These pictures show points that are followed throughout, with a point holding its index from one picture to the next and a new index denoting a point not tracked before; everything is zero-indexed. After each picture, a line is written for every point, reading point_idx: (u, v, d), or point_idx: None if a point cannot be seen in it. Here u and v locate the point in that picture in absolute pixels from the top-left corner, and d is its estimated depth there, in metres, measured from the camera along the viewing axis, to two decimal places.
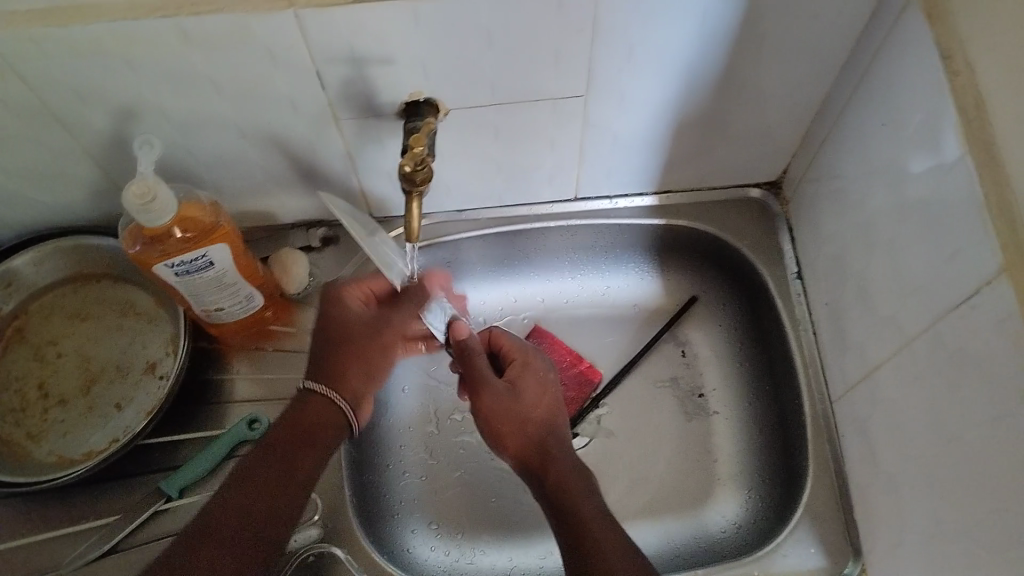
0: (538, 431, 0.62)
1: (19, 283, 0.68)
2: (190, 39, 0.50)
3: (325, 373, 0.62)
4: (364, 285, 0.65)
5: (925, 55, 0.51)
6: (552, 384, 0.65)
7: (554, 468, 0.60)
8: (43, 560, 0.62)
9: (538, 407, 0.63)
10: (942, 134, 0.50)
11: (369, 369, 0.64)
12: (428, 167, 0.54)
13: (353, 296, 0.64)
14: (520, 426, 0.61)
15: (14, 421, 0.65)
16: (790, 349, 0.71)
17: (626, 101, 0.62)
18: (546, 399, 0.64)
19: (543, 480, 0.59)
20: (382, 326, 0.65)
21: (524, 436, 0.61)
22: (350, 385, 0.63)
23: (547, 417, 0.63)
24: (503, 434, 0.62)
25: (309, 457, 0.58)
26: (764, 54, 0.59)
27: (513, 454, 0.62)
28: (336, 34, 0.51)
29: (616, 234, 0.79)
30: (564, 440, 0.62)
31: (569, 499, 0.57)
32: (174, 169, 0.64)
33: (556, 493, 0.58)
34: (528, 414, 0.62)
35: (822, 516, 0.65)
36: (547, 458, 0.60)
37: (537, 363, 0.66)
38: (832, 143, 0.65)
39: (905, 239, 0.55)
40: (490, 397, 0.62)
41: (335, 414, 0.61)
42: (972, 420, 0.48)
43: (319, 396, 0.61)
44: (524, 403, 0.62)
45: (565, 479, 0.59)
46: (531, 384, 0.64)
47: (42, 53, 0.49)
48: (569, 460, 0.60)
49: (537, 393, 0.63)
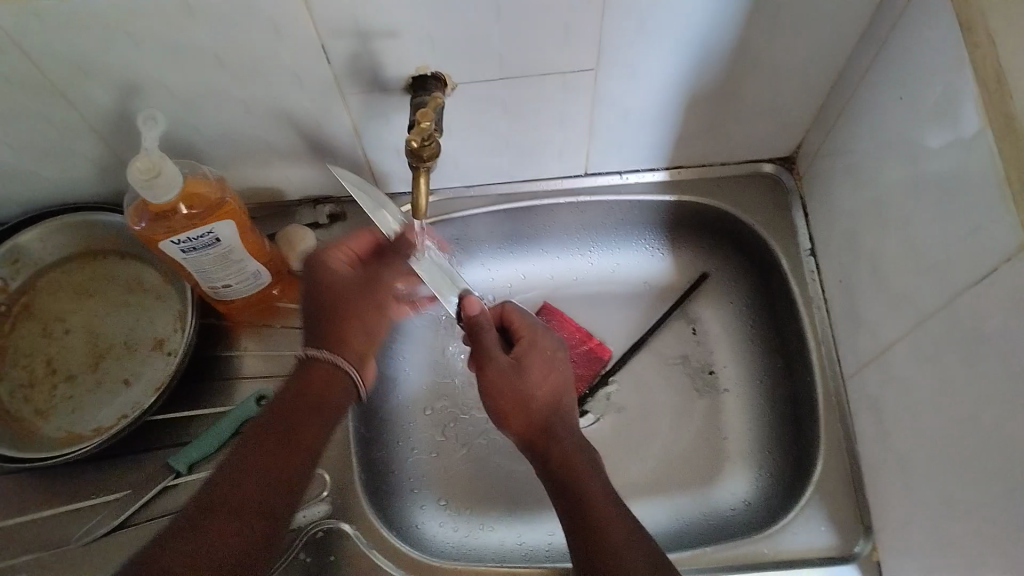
0: (542, 412, 0.61)
1: (25, 258, 0.68)
2: (191, 12, 0.49)
3: (325, 339, 0.61)
4: (343, 247, 0.65)
5: (944, 27, 0.49)
6: (559, 363, 0.64)
7: (558, 447, 0.60)
8: (52, 536, 0.62)
9: (542, 388, 0.62)
10: (961, 109, 0.48)
11: (365, 328, 0.64)
12: (436, 142, 0.53)
13: (337, 259, 0.64)
14: (523, 405, 0.61)
15: (23, 397, 0.66)
16: (802, 326, 0.71)
17: (637, 74, 0.61)
18: (551, 379, 0.62)
19: (549, 462, 0.59)
20: (372, 282, 0.65)
21: (528, 416, 0.61)
22: (351, 348, 0.63)
23: (552, 398, 0.62)
24: (508, 413, 0.61)
25: (317, 422, 0.56)
26: (779, 26, 0.57)
27: (517, 432, 0.62)
28: (340, 7, 0.50)
29: (627, 209, 0.78)
30: (568, 423, 0.62)
31: (572, 480, 0.57)
32: (179, 144, 0.63)
33: (561, 474, 0.58)
34: (533, 394, 0.61)
35: (833, 495, 0.64)
36: (552, 438, 0.60)
37: (544, 339, 0.65)
38: (847, 117, 0.63)
39: (920, 216, 0.54)
40: (494, 375, 0.61)
41: (340, 377, 0.61)
42: (986, 401, 0.47)
43: (323, 361, 0.60)
44: (527, 383, 0.61)
45: (569, 461, 0.59)
46: (536, 363, 0.63)
47: (41, 26, 0.48)
48: (571, 440, 0.61)
49: (543, 374, 0.62)
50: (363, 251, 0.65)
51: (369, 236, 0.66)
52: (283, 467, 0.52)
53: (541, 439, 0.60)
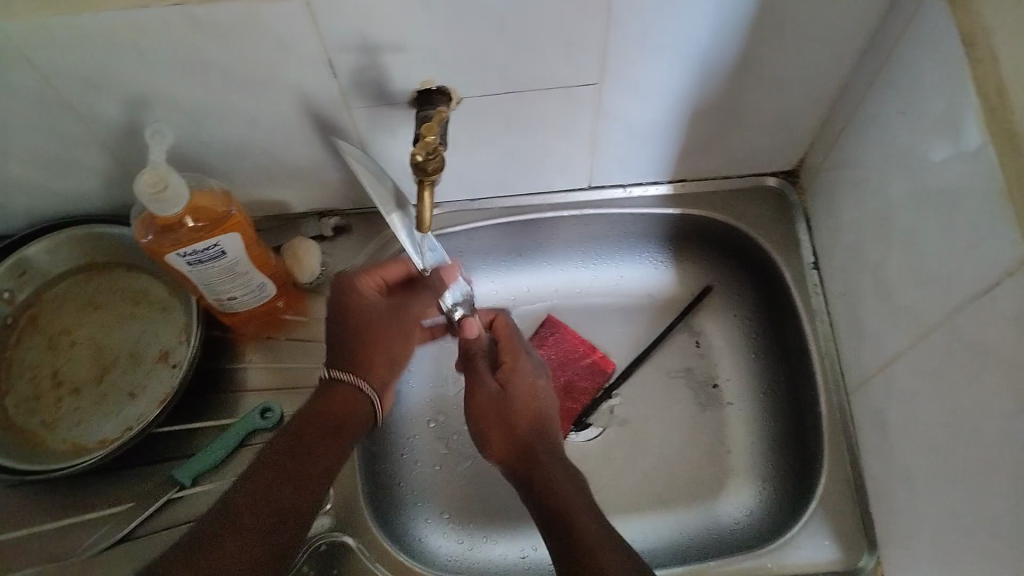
0: (524, 435, 0.62)
1: (32, 272, 0.69)
2: (200, 26, 0.49)
3: (349, 360, 0.61)
4: (376, 273, 0.65)
5: (946, 42, 0.50)
6: (542, 388, 0.65)
7: (539, 470, 0.59)
8: (57, 548, 0.62)
9: (525, 414, 0.63)
10: (964, 123, 0.49)
11: (391, 356, 0.64)
12: (439, 157, 0.53)
13: (367, 287, 0.64)
14: (507, 431, 0.62)
15: (29, 410, 0.66)
16: (805, 339, 0.71)
17: (641, 88, 0.61)
18: (534, 404, 0.64)
19: (529, 484, 0.59)
20: (400, 312, 0.65)
21: (510, 441, 0.62)
22: (375, 373, 0.62)
23: (535, 421, 0.63)
24: (491, 437, 0.62)
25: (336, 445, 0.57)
26: (783, 40, 0.58)
27: (498, 458, 0.62)
28: (347, 21, 0.51)
29: (630, 222, 0.78)
30: (551, 445, 0.62)
31: (553, 501, 0.56)
32: (185, 158, 0.63)
33: (541, 495, 0.57)
34: (516, 418, 0.62)
35: (837, 509, 0.64)
36: (533, 461, 0.60)
37: (529, 366, 0.66)
38: (851, 131, 0.64)
39: (924, 229, 0.54)
40: (482, 401, 0.64)
41: (359, 399, 0.61)
42: (990, 413, 0.47)
43: (346, 383, 0.61)
44: (512, 407, 0.63)
45: (549, 482, 0.58)
46: (519, 389, 0.64)
47: (51, 40, 0.49)
48: (553, 463, 0.60)
49: (527, 398, 0.64)
50: (392, 278, 0.66)
51: (403, 265, 0.66)
52: (306, 485, 0.53)
53: (522, 463, 0.60)
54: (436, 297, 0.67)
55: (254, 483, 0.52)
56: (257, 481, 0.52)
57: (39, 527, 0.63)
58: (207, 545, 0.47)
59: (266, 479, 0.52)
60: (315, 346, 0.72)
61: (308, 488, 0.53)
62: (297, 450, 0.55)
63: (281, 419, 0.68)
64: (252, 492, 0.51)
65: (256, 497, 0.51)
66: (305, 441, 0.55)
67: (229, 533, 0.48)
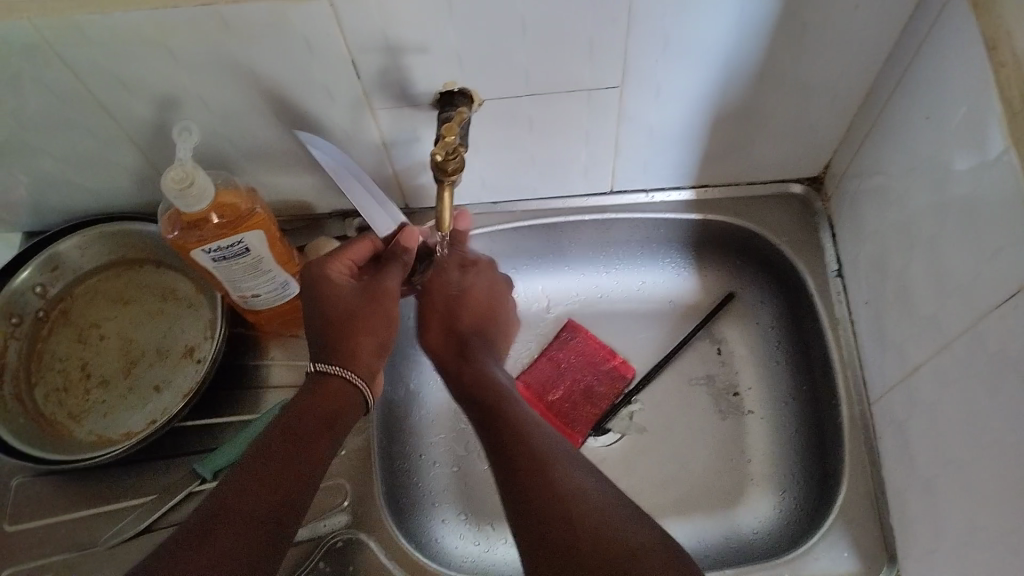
0: (466, 330, 0.68)
1: (64, 266, 0.70)
2: (228, 26, 0.50)
3: (332, 352, 0.59)
4: (345, 258, 0.63)
5: (970, 47, 0.49)
6: (499, 295, 0.70)
7: (469, 363, 0.66)
8: (81, 537, 0.64)
9: (474, 313, 0.69)
10: (988, 129, 0.48)
11: (377, 342, 0.61)
12: (460, 157, 0.54)
13: (337, 272, 0.62)
14: (450, 323, 0.68)
15: (57, 400, 0.67)
16: (827, 347, 0.70)
17: (662, 92, 0.62)
18: (485, 307, 0.69)
19: (459, 373, 0.66)
20: (377, 293, 0.62)
21: (449, 330, 0.68)
22: (363, 363, 0.60)
23: (476, 324, 0.69)
24: (431, 323, 0.68)
25: (327, 437, 0.56)
26: (806, 46, 0.57)
27: (432, 342, 0.68)
28: (371, 24, 0.51)
29: (652, 228, 0.78)
30: (485, 346, 0.69)
31: (483, 391, 0.63)
32: (213, 157, 0.65)
33: (470, 384, 0.64)
34: (460, 314, 0.68)
35: (857, 519, 0.63)
36: (464, 355, 0.67)
37: (490, 272, 0.70)
38: (875, 137, 0.63)
39: (947, 237, 0.54)
40: (438, 289, 0.68)
41: (351, 392, 0.59)
42: (1010, 423, 0.46)
43: (335, 376, 0.59)
44: (462, 303, 0.68)
45: (486, 375, 0.64)
46: (475, 289, 0.69)
47: (85, 39, 0.50)
48: (480, 358, 0.67)
49: (478, 300, 0.69)
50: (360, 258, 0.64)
51: (369, 245, 0.64)
52: (295, 475, 0.53)
53: (456, 355, 0.67)
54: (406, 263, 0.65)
55: (243, 474, 0.52)
56: (247, 471, 0.52)
57: (75, 514, 0.65)
58: (196, 536, 0.48)
59: (255, 470, 0.52)
60: None
61: (296, 481, 0.53)
62: (288, 443, 0.55)
63: None
64: (240, 483, 0.51)
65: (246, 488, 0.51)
66: (295, 434, 0.55)
67: (223, 526, 0.49)
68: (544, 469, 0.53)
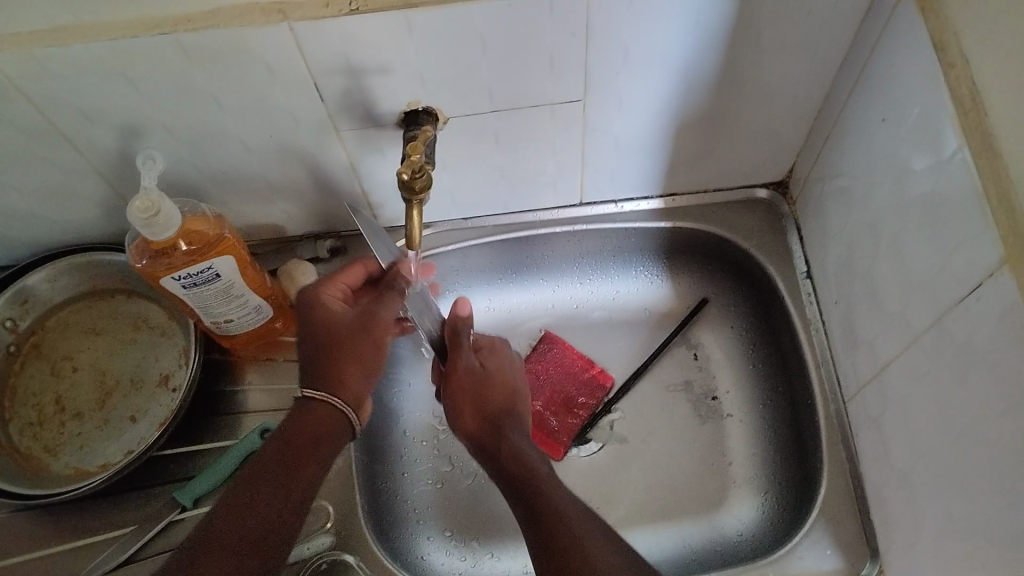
0: (495, 408, 0.64)
1: (34, 299, 0.70)
2: (188, 54, 0.50)
3: (320, 377, 0.59)
4: (339, 283, 0.64)
5: (920, 48, 0.50)
6: (517, 376, 0.68)
7: (506, 444, 0.60)
8: (63, 570, 0.63)
9: (502, 391, 0.65)
10: (941, 126, 0.49)
11: (365, 369, 0.60)
12: (426, 175, 0.55)
13: (331, 296, 0.63)
14: (480, 406, 0.63)
15: (32, 435, 0.67)
16: (801, 348, 0.71)
17: (625, 103, 0.62)
18: (512, 386, 0.66)
19: (497, 458, 0.60)
20: (369, 320, 0.61)
21: (480, 415, 0.63)
22: (350, 388, 0.59)
23: (507, 400, 0.65)
24: (462, 411, 0.64)
25: (314, 460, 0.56)
26: (762, 52, 0.58)
27: (467, 432, 0.63)
28: (332, 47, 0.52)
29: (624, 237, 0.79)
30: (519, 422, 0.63)
31: (521, 469, 0.58)
32: (179, 184, 0.65)
33: (507, 466, 0.58)
34: (489, 395, 0.65)
35: (839, 517, 0.64)
36: (500, 436, 0.61)
37: (507, 352, 0.70)
38: (835, 140, 0.64)
39: (908, 234, 0.54)
40: (462, 373, 0.66)
41: (338, 417, 0.58)
42: (980, 413, 0.47)
43: (320, 401, 0.58)
44: (488, 385, 0.65)
45: (521, 452, 0.59)
46: (498, 371, 0.67)
47: (45, 72, 0.50)
48: (517, 433, 0.61)
49: (502, 379, 0.66)
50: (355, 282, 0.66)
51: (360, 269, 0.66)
52: (287, 503, 0.53)
53: (492, 434, 0.62)
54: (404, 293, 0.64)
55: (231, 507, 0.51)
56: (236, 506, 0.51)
57: (53, 549, 0.64)
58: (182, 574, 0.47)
59: (245, 499, 0.52)
60: None
61: (286, 510, 0.53)
62: (278, 466, 0.54)
63: None
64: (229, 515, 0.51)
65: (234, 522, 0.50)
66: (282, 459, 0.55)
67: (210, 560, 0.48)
68: (578, 544, 0.51)
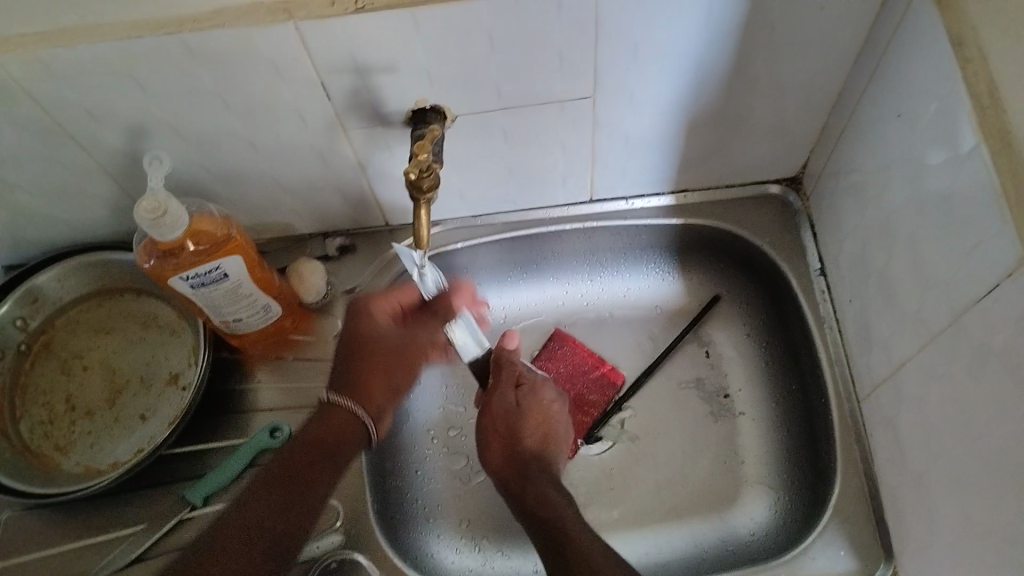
0: (526, 453, 0.64)
1: (44, 299, 0.70)
2: (194, 55, 0.50)
3: (346, 385, 0.63)
4: (391, 298, 0.67)
5: (936, 45, 0.49)
6: (556, 414, 0.67)
7: (532, 487, 0.62)
8: (75, 569, 0.64)
9: (536, 433, 0.65)
10: (958, 124, 0.48)
11: (392, 385, 0.66)
12: (434, 174, 0.54)
13: (380, 309, 0.66)
14: (511, 448, 0.64)
15: (43, 434, 0.67)
16: (814, 346, 0.70)
17: (635, 100, 0.61)
18: (545, 424, 0.66)
19: (523, 500, 0.61)
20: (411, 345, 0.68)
21: (510, 452, 0.64)
22: (373, 399, 0.64)
23: (539, 442, 0.65)
24: (492, 447, 0.65)
25: (323, 473, 0.58)
26: (775, 48, 0.57)
27: (494, 468, 0.65)
28: (338, 46, 0.51)
29: (634, 234, 0.78)
30: (547, 465, 0.64)
31: (546, 512, 0.59)
32: (187, 183, 0.64)
33: (533, 508, 0.60)
34: (523, 434, 0.65)
35: (852, 518, 0.63)
36: (527, 479, 0.62)
37: (548, 390, 0.68)
38: (850, 135, 0.63)
39: (924, 232, 0.53)
40: (497, 414, 0.66)
41: (356, 426, 0.62)
42: (999, 417, 0.46)
43: (341, 407, 0.62)
44: (522, 423, 0.65)
45: (545, 497, 0.60)
46: (536, 408, 0.66)
47: (51, 73, 0.50)
48: (544, 481, 0.62)
49: (539, 418, 0.66)
50: (408, 302, 0.68)
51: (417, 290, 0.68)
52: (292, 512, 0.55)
53: (518, 478, 0.63)
54: (445, 323, 0.70)
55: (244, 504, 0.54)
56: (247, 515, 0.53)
57: (65, 547, 0.65)
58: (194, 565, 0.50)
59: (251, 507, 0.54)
60: (321, 365, 0.73)
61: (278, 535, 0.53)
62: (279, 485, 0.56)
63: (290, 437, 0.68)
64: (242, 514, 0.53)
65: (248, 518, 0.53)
66: (296, 473, 0.57)
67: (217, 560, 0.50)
68: None
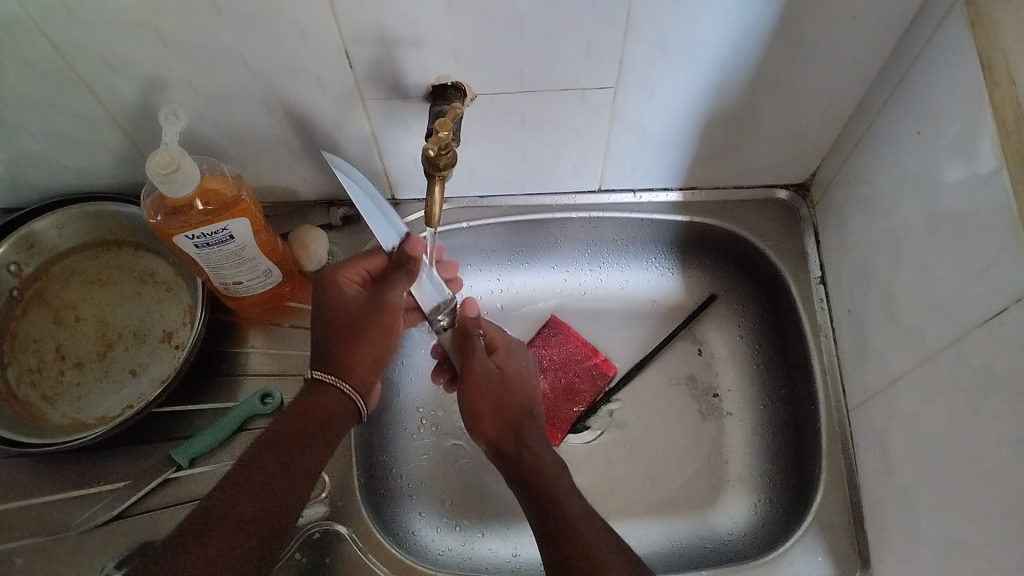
0: (514, 413, 0.64)
1: (40, 245, 0.69)
2: (219, 12, 0.49)
3: (331, 362, 0.60)
4: (357, 266, 0.64)
5: (965, 64, 0.50)
6: (531, 380, 0.68)
7: (528, 453, 0.61)
8: (52, 522, 0.63)
9: (518, 397, 0.65)
10: (980, 144, 0.49)
11: (374, 355, 0.62)
12: (451, 152, 0.54)
13: (347, 279, 0.64)
14: (498, 409, 0.64)
15: (30, 383, 0.66)
16: (808, 353, 0.70)
17: (656, 95, 0.61)
18: (522, 389, 0.66)
19: (518, 468, 0.60)
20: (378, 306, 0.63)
21: (500, 420, 0.63)
22: (355, 373, 0.61)
23: (525, 403, 0.65)
24: (482, 415, 0.63)
25: (314, 454, 0.57)
26: (803, 53, 0.57)
27: (487, 436, 0.63)
28: (368, 16, 0.51)
29: (639, 228, 0.78)
30: (536, 429, 0.64)
31: (542, 483, 0.58)
32: (199, 140, 0.63)
33: (528, 477, 0.59)
34: (508, 397, 0.65)
35: (832, 526, 0.64)
36: (522, 444, 0.62)
37: (520, 356, 0.70)
38: (866, 146, 0.63)
39: (932, 250, 0.54)
40: (480, 377, 0.65)
41: (344, 404, 0.60)
42: (991, 439, 0.47)
43: (330, 388, 0.60)
44: (506, 388, 0.65)
45: (540, 465, 0.60)
46: (513, 375, 0.67)
47: (72, 18, 0.49)
48: (542, 449, 0.62)
49: (520, 382, 0.67)
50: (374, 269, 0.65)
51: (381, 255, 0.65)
52: (288, 483, 0.54)
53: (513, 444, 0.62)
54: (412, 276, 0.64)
55: (237, 482, 0.52)
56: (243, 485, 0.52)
57: (47, 497, 0.64)
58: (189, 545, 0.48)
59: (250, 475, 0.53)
60: None
61: (275, 518, 0.52)
62: (274, 463, 0.54)
63: (280, 405, 0.68)
64: (232, 499, 0.51)
65: (246, 490, 0.52)
66: (285, 461, 0.55)
67: (221, 523, 0.50)
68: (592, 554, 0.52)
